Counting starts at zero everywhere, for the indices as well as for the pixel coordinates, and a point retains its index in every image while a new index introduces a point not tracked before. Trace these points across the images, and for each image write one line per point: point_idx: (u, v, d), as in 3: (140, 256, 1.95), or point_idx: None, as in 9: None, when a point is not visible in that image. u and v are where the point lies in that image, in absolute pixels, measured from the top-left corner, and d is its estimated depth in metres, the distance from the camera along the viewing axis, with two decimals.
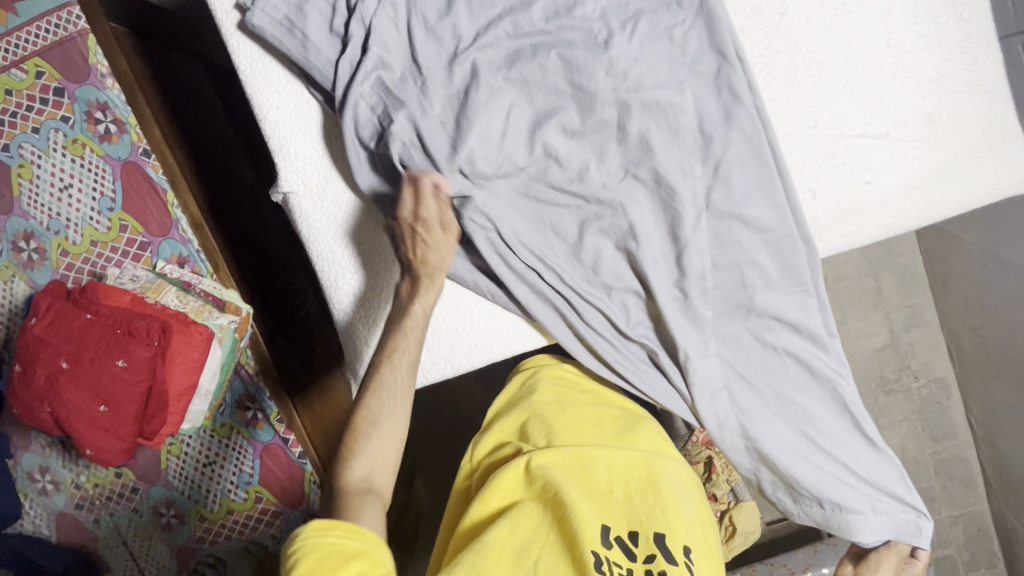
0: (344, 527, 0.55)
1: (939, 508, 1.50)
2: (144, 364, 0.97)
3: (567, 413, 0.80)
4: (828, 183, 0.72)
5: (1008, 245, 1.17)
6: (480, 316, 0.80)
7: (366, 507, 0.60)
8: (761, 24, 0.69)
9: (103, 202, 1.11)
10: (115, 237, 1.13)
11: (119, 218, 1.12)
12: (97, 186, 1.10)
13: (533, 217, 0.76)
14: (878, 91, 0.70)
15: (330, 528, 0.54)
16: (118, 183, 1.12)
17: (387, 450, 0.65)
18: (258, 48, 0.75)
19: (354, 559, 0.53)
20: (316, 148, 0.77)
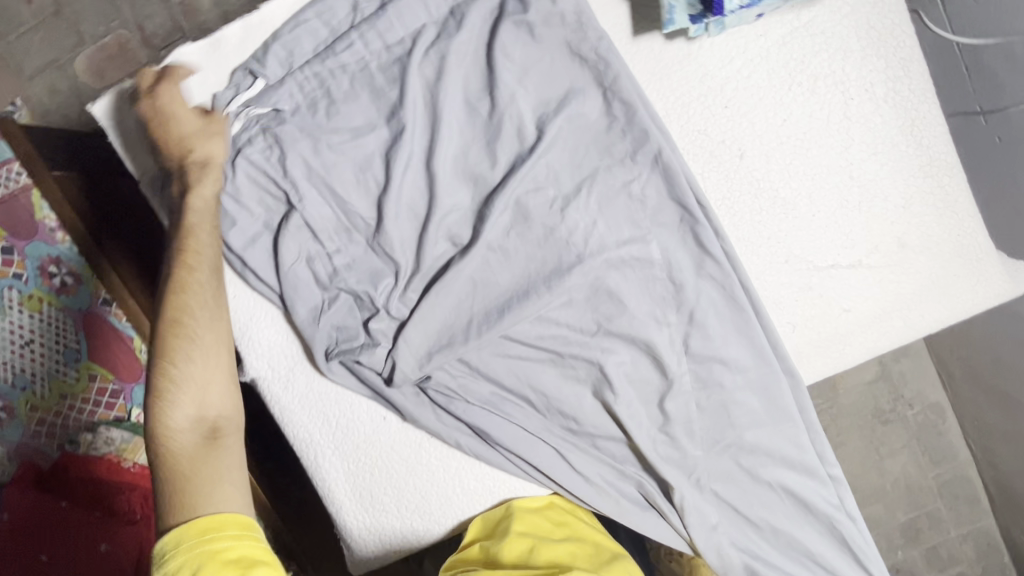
0: (238, 526, 0.54)
1: (948, 528, 1.44)
2: (130, 541, 0.91)
3: (547, 544, 0.70)
4: (806, 314, 0.70)
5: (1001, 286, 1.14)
6: (470, 477, 0.76)
7: (195, 474, 0.56)
8: (721, 168, 0.67)
9: (71, 356, 0.94)
10: (83, 390, 0.95)
11: (87, 367, 0.95)
12: (61, 341, 0.92)
13: (511, 377, 0.72)
14: (846, 221, 0.68)
15: (228, 530, 0.54)
16: (82, 335, 0.95)
17: (207, 387, 0.59)
18: None
19: (252, 567, 0.53)
20: (281, 327, 0.74)
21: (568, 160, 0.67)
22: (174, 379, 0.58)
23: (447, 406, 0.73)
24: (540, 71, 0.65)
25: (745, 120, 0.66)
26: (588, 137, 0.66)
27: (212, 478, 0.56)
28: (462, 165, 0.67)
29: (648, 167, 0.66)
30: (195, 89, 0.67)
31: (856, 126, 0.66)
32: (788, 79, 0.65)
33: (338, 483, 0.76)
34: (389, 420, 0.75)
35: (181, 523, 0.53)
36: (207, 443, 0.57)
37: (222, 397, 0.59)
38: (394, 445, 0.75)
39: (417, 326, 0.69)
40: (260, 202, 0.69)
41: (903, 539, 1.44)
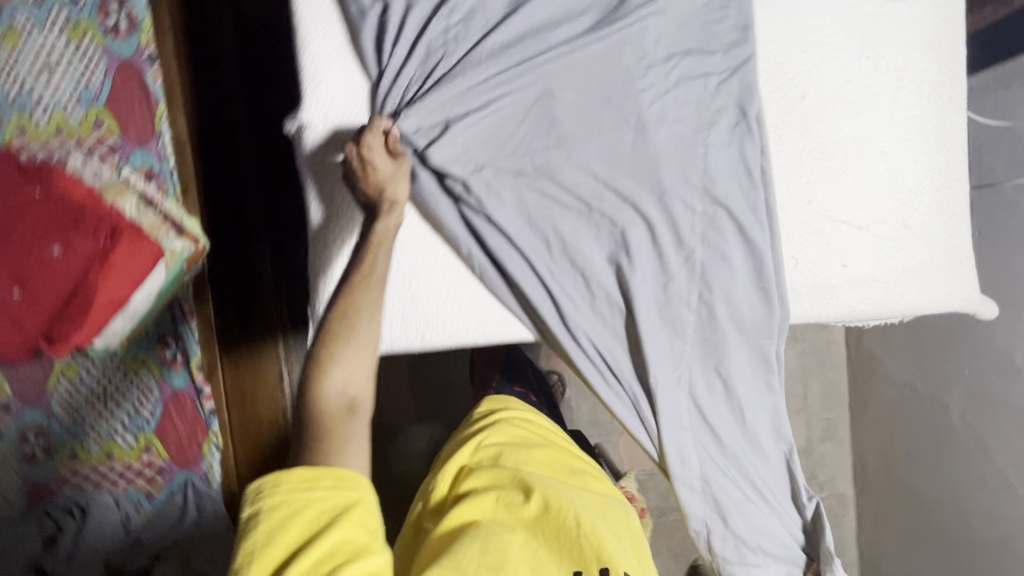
0: (338, 477, 0.52)
1: None
2: (81, 255, 0.89)
3: (523, 451, 0.84)
4: (810, 255, 0.78)
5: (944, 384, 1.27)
6: (464, 295, 0.78)
7: (343, 376, 0.57)
8: (784, 100, 0.76)
9: (86, 95, 1.08)
10: (85, 131, 1.08)
11: (96, 112, 1.09)
12: (84, 75, 1.07)
13: (538, 214, 0.76)
14: (867, 188, 0.77)
15: (348, 484, 0.52)
16: (108, 79, 1.08)
17: (360, 372, 0.58)
18: None
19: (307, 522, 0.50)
20: (350, 86, 0.75)
21: (662, 38, 0.74)
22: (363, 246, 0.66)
23: (472, 215, 0.75)
24: None
25: (815, 69, 0.76)
26: (683, 27, 0.74)
27: (357, 386, 0.57)
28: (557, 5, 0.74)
29: (723, 75, 0.75)
30: None
31: (900, 109, 0.77)
32: (857, 49, 0.76)
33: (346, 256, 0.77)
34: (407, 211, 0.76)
35: (273, 490, 0.51)
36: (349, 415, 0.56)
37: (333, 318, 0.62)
38: (408, 237, 0.76)
39: (474, 125, 0.73)
40: None
41: None
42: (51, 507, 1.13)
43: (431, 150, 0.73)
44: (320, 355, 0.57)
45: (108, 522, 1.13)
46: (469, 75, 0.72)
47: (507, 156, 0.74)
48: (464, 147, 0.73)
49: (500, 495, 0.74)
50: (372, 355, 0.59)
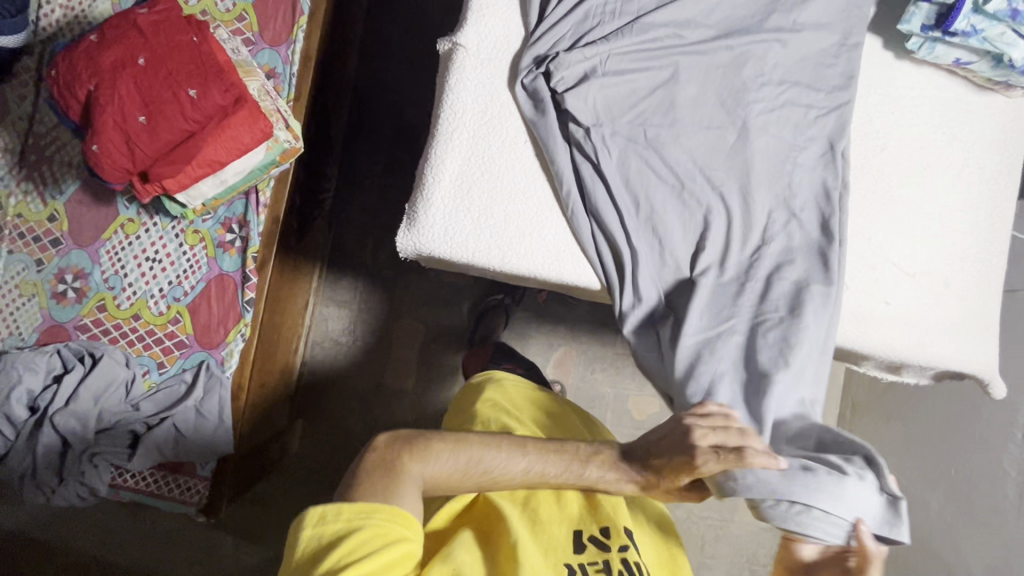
0: (393, 514, 0.62)
1: None
2: (209, 108, 0.97)
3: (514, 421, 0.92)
4: (859, 285, 0.86)
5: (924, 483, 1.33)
6: (550, 231, 0.84)
7: (449, 468, 0.69)
8: (866, 148, 0.87)
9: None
10: (228, 20, 1.18)
11: (242, 8, 1.19)
12: None
13: (636, 179, 0.83)
14: (921, 241, 0.87)
15: (395, 520, 0.62)
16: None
17: (437, 475, 0.69)
18: None
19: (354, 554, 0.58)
20: (506, 25, 0.85)
21: (779, 67, 0.85)
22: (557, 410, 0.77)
23: (580, 163, 0.83)
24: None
25: (898, 129, 0.87)
26: (798, 63, 0.86)
27: (433, 484, 0.69)
28: (700, 11, 0.85)
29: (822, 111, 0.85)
30: None
31: (962, 184, 0.88)
32: (937, 125, 0.88)
33: (456, 163, 0.84)
34: (522, 142, 0.84)
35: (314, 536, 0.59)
36: (392, 472, 0.66)
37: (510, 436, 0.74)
38: (518, 165, 0.84)
39: (603, 88, 0.83)
40: None
41: None
42: (62, 347, 1.13)
43: (564, 96, 0.83)
44: (425, 440, 0.70)
45: (113, 377, 1.11)
46: (612, 47, 0.83)
47: (623, 121, 0.84)
48: (591, 103, 0.83)
49: None
50: (454, 481, 0.70)
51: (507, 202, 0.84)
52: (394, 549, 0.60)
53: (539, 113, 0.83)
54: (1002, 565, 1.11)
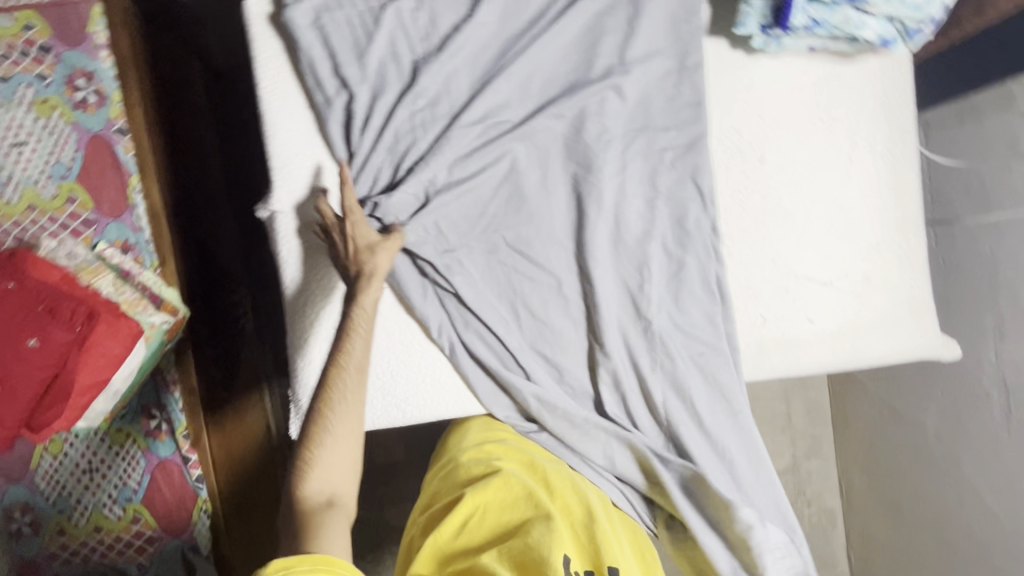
0: (313, 560, 0.52)
1: None
2: (57, 349, 0.89)
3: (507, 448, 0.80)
4: (777, 312, 0.80)
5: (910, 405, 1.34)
6: (443, 372, 0.79)
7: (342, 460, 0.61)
8: (743, 166, 0.79)
9: (59, 172, 1.07)
10: (59, 207, 1.07)
11: (69, 187, 1.08)
12: (55, 150, 1.07)
13: (507, 291, 0.79)
14: (827, 245, 0.80)
15: (324, 562, 0.52)
16: (79, 153, 1.07)
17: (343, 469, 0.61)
18: (288, 47, 0.75)
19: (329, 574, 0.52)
20: (319, 173, 0.77)
21: (620, 117, 0.78)
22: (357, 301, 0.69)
23: (443, 296, 0.78)
24: (625, 35, 0.77)
25: (772, 133, 0.79)
26: (640, 109, 0.79)
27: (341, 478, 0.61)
28: (520, 85, 0.77)
29: (678, 152, 0.78)
30: None
31: (856, 169, 0.80)
32: (813, 114, 0.79)
33: (314, 341, 0.78)
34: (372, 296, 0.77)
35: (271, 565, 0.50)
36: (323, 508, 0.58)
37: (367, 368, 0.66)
38: (384, 317, 0.78)
39: (442, 209, 0.76)
40: (357, 50, 0.74)
41: None
42: None
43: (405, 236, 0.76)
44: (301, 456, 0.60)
45: None
46: (436, 164, 0.75)
47: (471, 236, 0.78)
48: (432, 232, 0.77)
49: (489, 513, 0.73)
50: (354, 453, 0.62)
51: (387, 347, 0.78)
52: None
53: None
54: (1004, 486, 1.11)
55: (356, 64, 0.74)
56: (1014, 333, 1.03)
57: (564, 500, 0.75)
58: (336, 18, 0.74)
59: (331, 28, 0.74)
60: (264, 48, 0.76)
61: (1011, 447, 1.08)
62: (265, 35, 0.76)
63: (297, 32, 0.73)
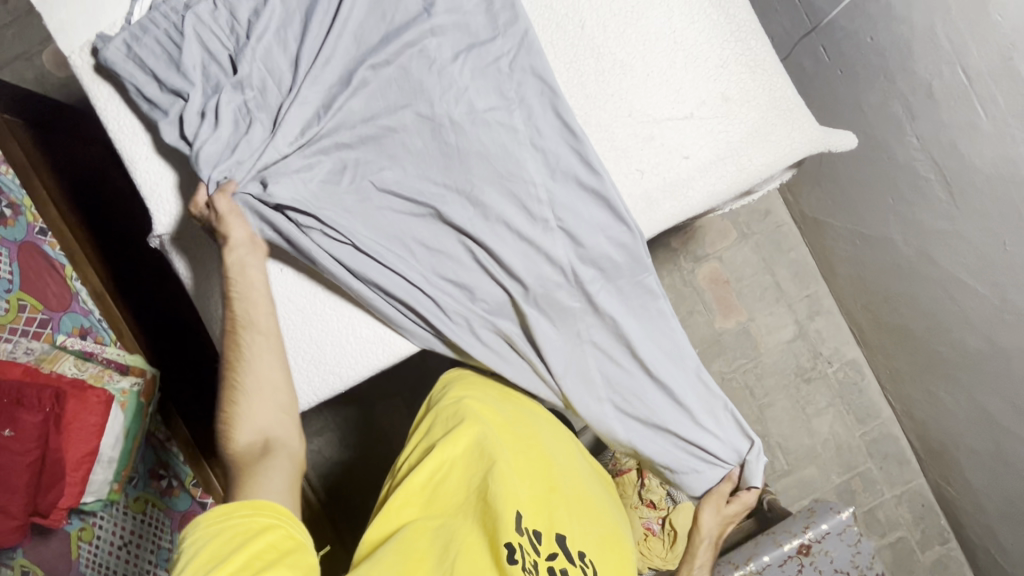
0: (251, 506, 0.60)
1: (882, 489, 1.69)
2: (34, 431, 0.94)
3: (486, 403, 0.85)
4: (651, 161, 0.81)
5: (869, 225, 1.33)
6: (361, 325, 0.83)
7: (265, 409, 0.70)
8: (567, 37, 0.81)
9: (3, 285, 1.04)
10: (14, 318, 1.05)
11: (17, 297, 1.06)
12: None
13: (395, 233, 0.81)
14: (676, 79, 0.81)
15: (258, 509, 0.60)
16: (14, 264, 1.07)
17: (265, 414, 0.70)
18: (118, 86, 0.81)
19: (261, 532, 0.58)
20: (187, 188, 0.82)
21: (443, 41, 0.80)
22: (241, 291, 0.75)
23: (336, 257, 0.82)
24: None
25: None
26: (455, 24, 0.80)
27: (261, 422, 0.70)
28: (337, 46, 0.80)
29: (501, 48, 0.80)
30: None
31: (674, 0, 0.81)
32: None
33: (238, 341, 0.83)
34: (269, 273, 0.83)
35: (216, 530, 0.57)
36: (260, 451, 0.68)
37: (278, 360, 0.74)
38: (290, 295, 0.82)
39: (306, 179, 0.80)
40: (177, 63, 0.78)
41: (840, 472, 1.69)
42: None
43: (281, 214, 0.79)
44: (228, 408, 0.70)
45: None
46: (279, 137, 0.78)
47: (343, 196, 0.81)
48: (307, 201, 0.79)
49: (460, 464, 0.79)
50: (278, 401, 0.72)
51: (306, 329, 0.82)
52: (262, 541, 0.57)
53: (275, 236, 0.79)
54: (978, 263, 1.09)
55: (182, 79, 0.78)
56: (922, 107, 1.01)
57: (524, 456, 0.81)
58: (147, 44, 0.79)
59: (149, 54, 0.79)
60: (99, 94, 0.81)
61: (968, 221, 1.05)
62: (95, 83, 0.81)
63: (119, 67, 0.79)
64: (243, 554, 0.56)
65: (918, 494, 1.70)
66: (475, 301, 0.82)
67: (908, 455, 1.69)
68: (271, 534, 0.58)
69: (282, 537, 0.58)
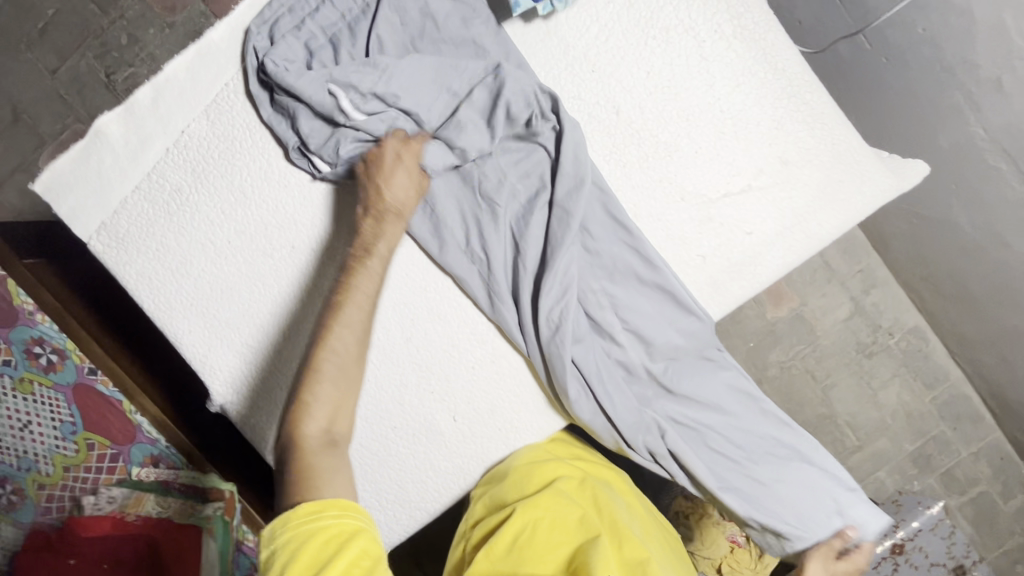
0: (342, 506, 0.55)
1: (959, 449, 1.66)
2: None
3: (563, 464, 0.80)
4: (712, 244, 0.76)
5: (928, 205, 1.24)
6: (439, 457, 0.80)
7: (347, 390, 0.61)
8: (602, 126, 0.74)
9: (69, 428, 1.06)
10: (85, 457, 1.08)
11: (84, 437, 1.08)
12: (55, 415, 1.05)
13: (454, 361, 0.79)
14: (727, 152, 0.74)
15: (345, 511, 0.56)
16: (74, 406, 1.07)
17: (339, 404, 0.61)
18: (144, 265, 0.77)
19: (351, 539, 0.54)
20: (236, 354, 0.79)
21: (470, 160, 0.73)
22: (366, 247, 0.67)
23: (404, 394, 0.79)
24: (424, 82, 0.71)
25: (613, 79, 0.73)
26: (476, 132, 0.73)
27: (339, 419, 0.60)
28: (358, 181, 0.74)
29: (535, 158, 0.74)
30: (111, 166, 0.75)
31: (714, 64, 0.73)
32: (641, 35, 0.73)
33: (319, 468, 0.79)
34: None
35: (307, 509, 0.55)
36: (326, 446, 0.59)
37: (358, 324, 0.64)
38: (363, 444, 0.79)
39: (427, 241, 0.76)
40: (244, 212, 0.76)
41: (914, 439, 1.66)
42: None
43: None
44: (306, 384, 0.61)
45: None
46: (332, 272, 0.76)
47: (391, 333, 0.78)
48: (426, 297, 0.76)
49: (548, 531, 0.71)
50: (348, 397, 0.61)
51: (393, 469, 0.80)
52: (354, 548, 0.53)
53: (352, 371, 0.78)
54: None
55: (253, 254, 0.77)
56: (990, 98, 0.92)
57: (614, 518, 0.74)
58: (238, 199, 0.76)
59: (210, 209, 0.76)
60: (125, 275, 0.77)
61: None
62: (119, 263, 0.77)
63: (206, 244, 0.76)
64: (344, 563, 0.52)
65: (997, 449, 1.66)
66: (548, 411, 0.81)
67: (983, 414, 1.64)
68: (360, 542, 0.54)
69: (373, 543, 0.55)
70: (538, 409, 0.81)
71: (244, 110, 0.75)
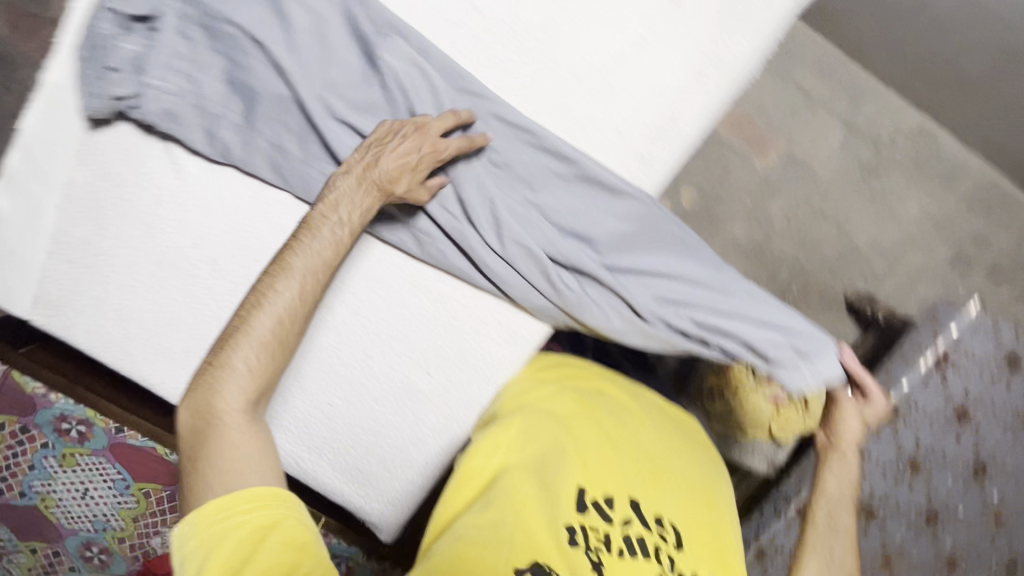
0: (266, 497, 0.58)
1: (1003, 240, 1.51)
2: None
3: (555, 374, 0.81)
4: (625, 114, 0.69)
5: None
6: (428, 412, 0.80)
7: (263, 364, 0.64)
8: (469, 33, 0.69)
9: (120, 488, 1.12)
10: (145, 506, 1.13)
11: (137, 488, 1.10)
12: (105, 476, 1.11)
13: (404, 318, 0.78)
14: (608, 12, 0.68)
15: (272, 500, 0.58)
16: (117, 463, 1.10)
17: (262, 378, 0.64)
18: (90, 323, 0.76)
19: (269, 534, 0.56)
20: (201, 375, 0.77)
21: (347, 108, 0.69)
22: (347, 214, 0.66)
23: (372, 360, 0.79)
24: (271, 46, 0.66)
25: None
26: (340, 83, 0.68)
27: (252, 390, 0.63)
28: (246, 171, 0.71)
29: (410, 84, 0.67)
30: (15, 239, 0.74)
31: None
32: None
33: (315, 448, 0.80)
34: (318, 389, 0.79)
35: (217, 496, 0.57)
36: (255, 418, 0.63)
37: (313, 297, 0.67)
38: (352, 418, 0.80)
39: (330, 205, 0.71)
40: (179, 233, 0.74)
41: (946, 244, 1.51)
42: None
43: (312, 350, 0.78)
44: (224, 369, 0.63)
45: None
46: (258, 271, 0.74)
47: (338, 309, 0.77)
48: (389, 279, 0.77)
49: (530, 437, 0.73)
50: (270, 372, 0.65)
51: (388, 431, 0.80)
52: (274, 541, 0.56)
53: (315, 355, 0.78)
54: None
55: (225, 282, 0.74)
56: None
57: (596, 421, 0.76)
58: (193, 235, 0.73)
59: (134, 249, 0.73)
60: (76, 337, 0.77)
61: None
62: (66, 328, 0.76)
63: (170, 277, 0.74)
64: (254, 561, 0.55)
65: None
66: (516, 338, 0.78)
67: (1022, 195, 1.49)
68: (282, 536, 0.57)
69: (297, 532, 0.58)
70: (507, 339, 0.78)
71: (118, 143, 0.73)
